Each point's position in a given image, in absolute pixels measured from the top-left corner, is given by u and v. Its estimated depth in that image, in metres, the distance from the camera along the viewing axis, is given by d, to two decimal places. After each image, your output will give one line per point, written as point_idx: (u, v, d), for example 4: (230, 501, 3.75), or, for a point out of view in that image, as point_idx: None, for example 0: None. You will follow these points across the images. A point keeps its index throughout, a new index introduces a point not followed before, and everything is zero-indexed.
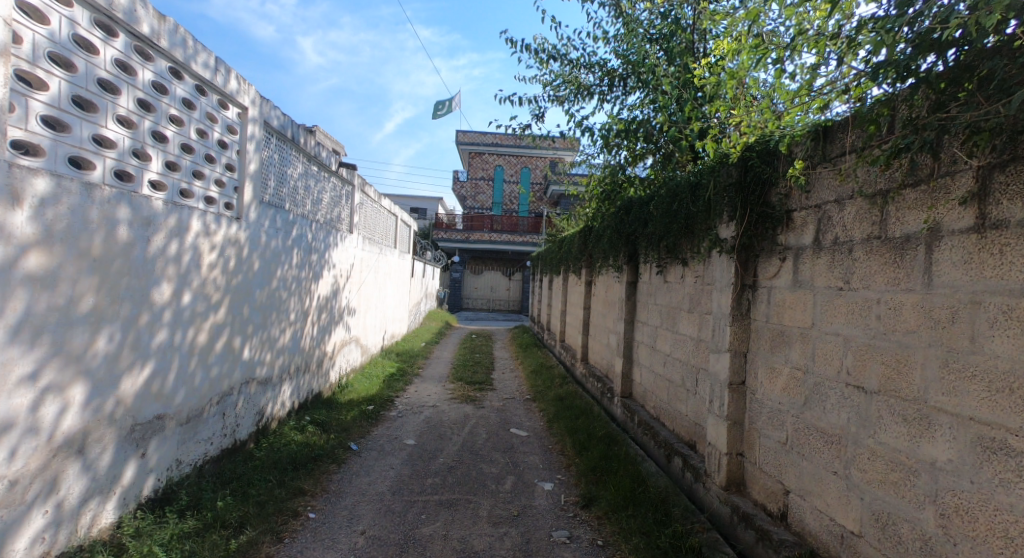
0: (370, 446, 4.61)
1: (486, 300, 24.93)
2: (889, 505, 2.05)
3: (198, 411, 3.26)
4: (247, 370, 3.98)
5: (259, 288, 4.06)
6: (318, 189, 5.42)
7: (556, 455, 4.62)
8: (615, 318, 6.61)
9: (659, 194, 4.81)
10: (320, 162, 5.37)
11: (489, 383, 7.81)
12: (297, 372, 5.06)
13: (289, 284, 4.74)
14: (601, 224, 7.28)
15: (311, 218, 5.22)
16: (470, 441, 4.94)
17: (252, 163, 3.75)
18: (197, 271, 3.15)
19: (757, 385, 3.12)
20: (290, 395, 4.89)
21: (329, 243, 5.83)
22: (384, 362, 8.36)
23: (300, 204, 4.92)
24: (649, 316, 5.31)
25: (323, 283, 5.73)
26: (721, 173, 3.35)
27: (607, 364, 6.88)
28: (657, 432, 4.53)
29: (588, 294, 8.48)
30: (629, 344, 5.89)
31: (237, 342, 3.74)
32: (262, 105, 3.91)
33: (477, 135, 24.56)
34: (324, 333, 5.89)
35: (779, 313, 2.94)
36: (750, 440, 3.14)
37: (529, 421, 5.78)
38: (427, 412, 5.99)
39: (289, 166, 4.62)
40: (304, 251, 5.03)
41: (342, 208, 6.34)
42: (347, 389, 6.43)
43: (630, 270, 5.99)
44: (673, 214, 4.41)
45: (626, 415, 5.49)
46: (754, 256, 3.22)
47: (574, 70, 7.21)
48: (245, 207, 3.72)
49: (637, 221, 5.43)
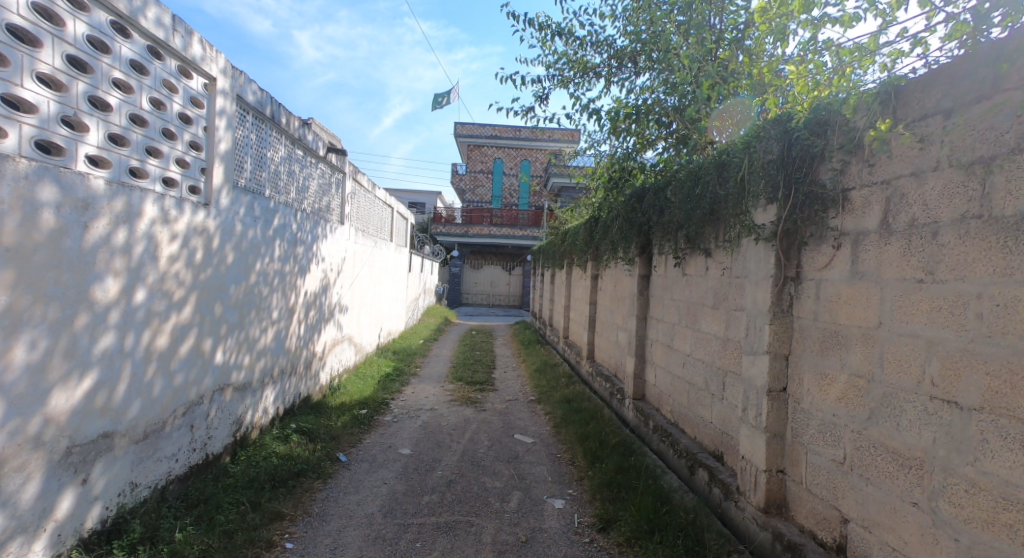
0: (361, 457, 4.20)
1: (486, 296, 24.51)
2: (999, 553, 1.64)
3: (159, 425, 2.85)
4: (221, 376, 3.55)
5: (233, 284, 3.63)
6: (303, 175, 4.98)
7: (565, 465, 4.21)
8: (625, 314, 6.20)
9: (678, 179, 4.38)
10: (305, 146, 4.94)
11: (490, 383, 7.40)
12: (281, 376, 4.64)
13: (271, 279, 4.31)
14: (609, 214, 6.85)
15: (296, 207, 4.78)
16: (471, 450, 4.53)
17: (222, 141, 3.32)
18: (154, 264, 2.72)
19: (802, 392, 2.70)
20: (273, 401, 4.47)
21: (317, 234, 5.40)
22: (380, 361, 7.94)
23: (282, 191, 4.49)
24: (665, 312, 4.90)
25: (310, 278, 5.29)
26: (759, 149, 2.90)
27: (616, 363, 6.46)
28: (677, 440, 4.12)
29: (594, 289, 8.06)
30: (641, 342, 5.48)
31: (206, 344, 3.32)
32: (234, 77, 3.47)
33: (477, 127, 24.08)
34: (313, 332, 5.46)
35: (831, 309, 2.52)
36: (794, 456, 2.73)
37: (534, 426, 5.37)
38: (425, 416, 5.59)
39: (270, 149, 4.19)
40: (288, 242, 4.60)
41: (331, 197, 5.91)
42: (339, 391, 6.01)
43: (642, 264, 5.59)
44: (694, 200, 3.98)
45: (640, 420, 5.08)
46: (798, 244, 2.79)
47: (577, 51, 6.77)
48: (215, 191, 3.29)
49: (651, 209, 5.00)
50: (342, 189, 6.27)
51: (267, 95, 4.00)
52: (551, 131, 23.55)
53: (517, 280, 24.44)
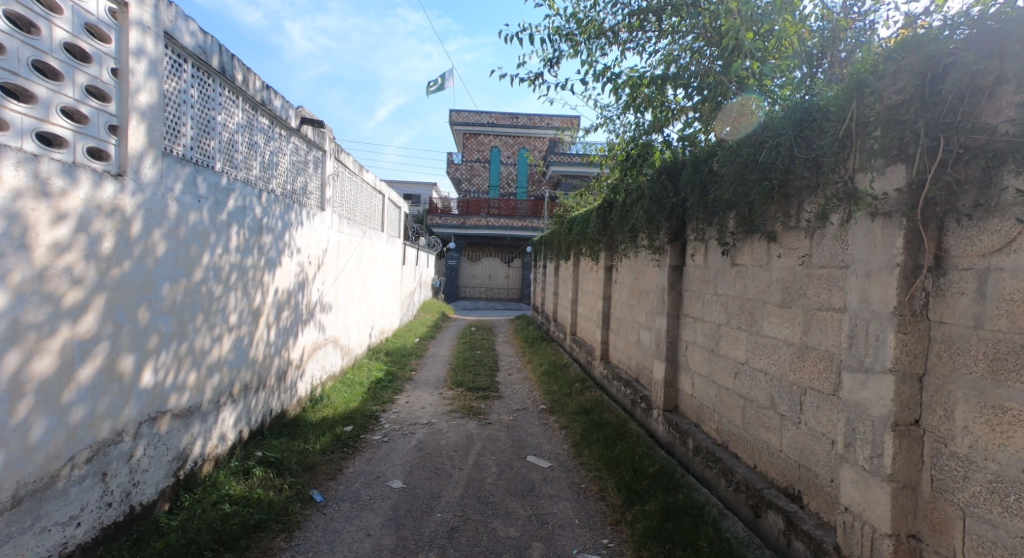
0: (342, 495, 3.40)
1: (484, 289, 23.66)
2: None
3: (46, 482, 2.04)
4: (154, 401, 2.73)
5: (169, 282, 2.80)
6: (270, 149, 4.14)
7: (593, 500, 3.43)
8: (650, 312, 5.39)
9: (726, 148, 3.56)
10: (270, 113, 4.09)
11: (494, 388, 6.61)
12: (244, 392, 3.82)
13: (227, 274, 3.47)
14: (627, 197, 6.05)
15: (260, 188, 3.95)
16: (476, 481, 3.74)
17: (141, 91, 2.49)
18: (22, 256, 1.90)
19: (951, 430, 1.91)
20: (233, 424, 3.66)
21: (290, 221, 4.57)
22: (370, 365, 7.14)
23: (241, 165, 3.65)
24: (707, 310, 4.12)
25: (282, 273, 4.46)
26: (878, 89, 2.08)
27: (639, 366, 5.68)
28: (733, 471, 3.34)
29: (608, 282, 7.26)
30: (673, 345, 4.70)
31: (127, 363, 2.51)
32: (158, 7, 2.62)
33: (472, 114, 23.13)
34: (286, 337, 4.64)
35: (1012, 314, 1.71)
36: (938, 519, 1.94)
37: (549, 444, 4.59)
38: (421, 432, 4.80)
39: (221, 113, 3.35)
40: (250, 230, 3.77)
41: (308, 178, 5.06)
42: (321, 404, 5.20)
43: (675, 252, 4.72)
44: (756, 169, 3.15)
45: (676, 438, 4.30)
46: (943, 220, 1.97)
47: (588, 11, 5.89)
48: (133, 158, 2.46)
49: (689, 187, 4.20)
50: (320, 169, 5.42)
51: (212, 40, 3.15)
52: (550, 118, 22.63)
53: (516, 273, 23.62)
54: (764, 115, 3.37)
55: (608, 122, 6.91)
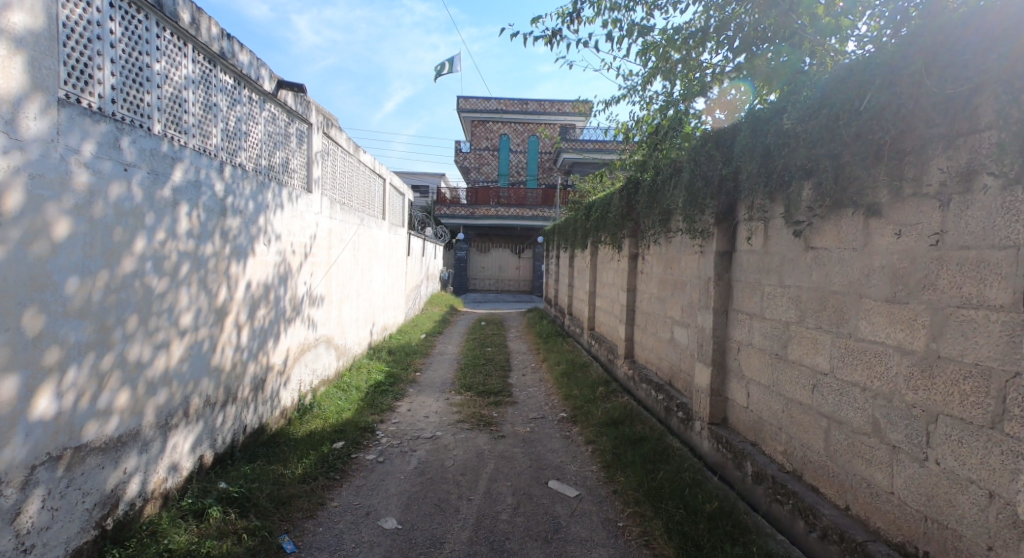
0: (321, 541, 2.71)
1: (493, 281, 22.98)
2: None
3: None
4: (60, 433, 2.05)
5: (77, 276, 2.11)
6: (235, 114, 3.43)
7: (638, 548, 2.72)
8: (688, 307, 4.65)
9: (802, 101, 2.81)
10: (234, 69, 3.37)
11: (507, 392, 5.92)
12: (206, 409, 3.14)
13: (176, 264, 2.77)
14: (658, 176, 5.30)
15: (222, 161, 3.24)
16: (488, 517, 3.06)
17: (12, 9, 1.78)
18: None
19: None
20: (191, 450, 2.97)
21: (266, 203, 3.86)
22: (370, 367, 6.45)
23: (194, 129, 2.94)
24: (769, 306, 3.37)
25: (256, 263, 3.76)
26: None
27: (673, 368, 4.97)
28: (817, 513, 2.61)
29: (633, 272, 6.52)
30: (721, 346, 3.96)
31: (7, 387, 1.83)
32: None
33: (480, 100, 22.26)
34: (264, 340, 3.95)
35: None
36: None
37: (574, 464, 3.89)
38: (424, 449, 4.11)
39: (161, 62, 2.64)
40: (208, 211, 3.06)
41: (288, 153, 4.35)
42: (309, 416, 4.52)
43: (723, 236, 3.96)
44: (856, 121, 2.39)
45: (728, 459, 3.57)
46: None
47: None
48: (3, 102, 1.76)
49: (747, 157, 3.44)
50: (304, 145, 4.72)
51: None
52: (561, 103, 21.67)
53: (526, 264, 22.95)
54: (854, 57, 2.62)
55: (630, 93, 6.15)
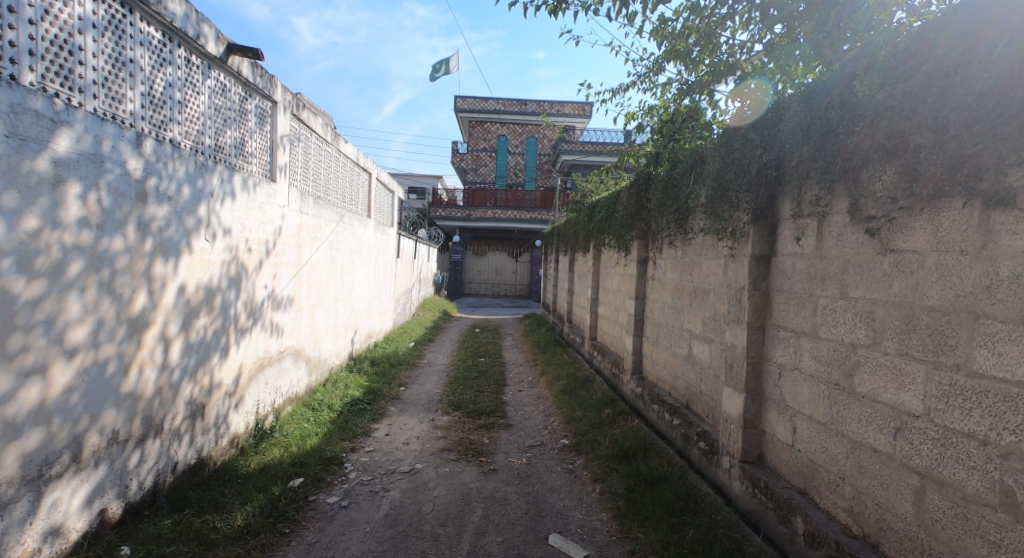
0: None
1: (489, 285, 22.31)
2: None
3: None
4: None
5: None
6: (164, 76, 2.75)
7: None
8: (712, 320, 3.98)
9: (886, 62, 2.15)
10: (164, 18, 2.69)
11: (500, 411, 5.24)
12: (114, 448, 2.45)
13: (59, 262, 2.09)
14: (672, 171, 4.65)
15: (141, 132, 2.55)
16: None
17: None
18: None
19: None
20: (87, 505, 2.28)
21: (209, 189, 3.17)
22: (347, 381, 5.74)
23: (95, 86, 2.26)
24: (825, 324, 2.70)
25: (194, 262, 3.07)
26: None
27: (692, 388, 4.29)
28: None
29: (641, 278, 5.85)
30: (757, 369, 3.28)
31: None
32: None
33: (478, 99, 21.60)
34: (204, 355, 3.25)
35: None
36: None
37: (579, 510, 3.21)
38: (400, 488, 3.42)
39: None
40: (116, 193, 2.38)
41: (243, 133, 3.66)
42: (268, 444, 3.83)
43: (760, 237, 3.28)
44: (993, 73, 1.72)
45: (769, 510, 2.91)
46: None
47: None
48: None
49: (797, 139, 2.77)
50: (265, 126, 4.03)
51: None
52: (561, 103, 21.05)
53: (523, 267, 22.27)
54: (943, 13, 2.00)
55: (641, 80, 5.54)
